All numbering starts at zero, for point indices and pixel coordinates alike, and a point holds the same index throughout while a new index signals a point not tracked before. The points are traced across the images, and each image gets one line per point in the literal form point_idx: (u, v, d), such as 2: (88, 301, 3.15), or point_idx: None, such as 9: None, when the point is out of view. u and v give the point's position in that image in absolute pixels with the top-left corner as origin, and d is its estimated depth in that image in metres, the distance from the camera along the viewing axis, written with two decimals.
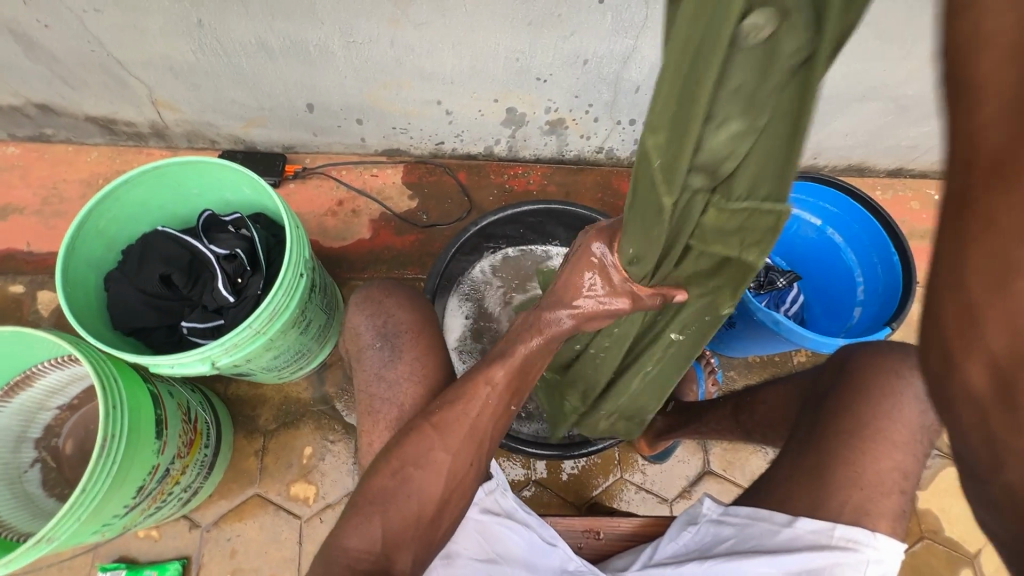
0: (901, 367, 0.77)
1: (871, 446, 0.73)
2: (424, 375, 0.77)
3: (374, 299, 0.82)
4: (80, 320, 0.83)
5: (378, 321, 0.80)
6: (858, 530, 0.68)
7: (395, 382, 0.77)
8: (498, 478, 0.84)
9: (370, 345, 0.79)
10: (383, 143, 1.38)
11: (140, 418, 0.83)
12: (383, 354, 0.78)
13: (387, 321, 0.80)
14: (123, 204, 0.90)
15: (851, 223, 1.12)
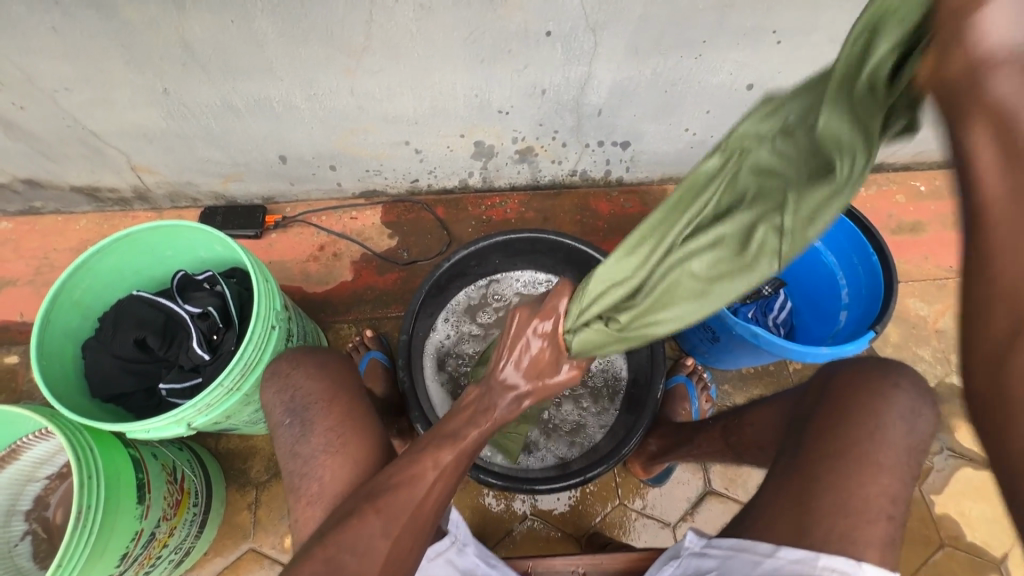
0: (880, 385, 0.75)
1: (862, 472, 0.69)
2: (354, 439, 0.75)
3: (282, 373, 0.80)
4: (57, 393, 0.84)
5: (285, 397, 0.78)
6: (844, 561, 0.63)
7: (309, 457, 0.73)
8: (453, 533, 0.81)
9: (279, 422, 0.76)
10: (359, 185, 1.41)
11: (119, 484, 0.84)
12: (293, 431, 0.75)
13: (294, 396, 0.77)
14: (96, 273, 0.92)
15: (827, 226, 1.11)
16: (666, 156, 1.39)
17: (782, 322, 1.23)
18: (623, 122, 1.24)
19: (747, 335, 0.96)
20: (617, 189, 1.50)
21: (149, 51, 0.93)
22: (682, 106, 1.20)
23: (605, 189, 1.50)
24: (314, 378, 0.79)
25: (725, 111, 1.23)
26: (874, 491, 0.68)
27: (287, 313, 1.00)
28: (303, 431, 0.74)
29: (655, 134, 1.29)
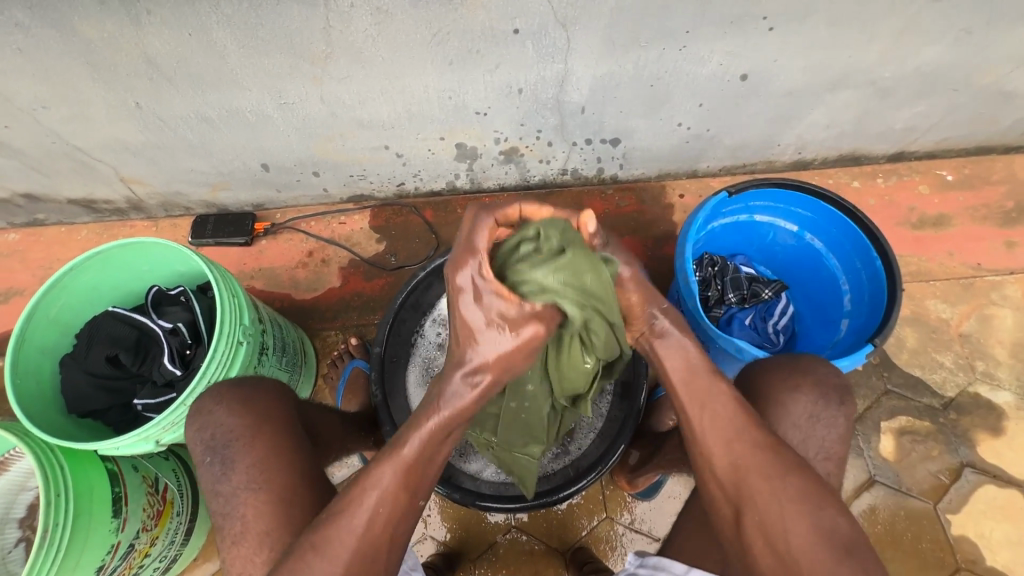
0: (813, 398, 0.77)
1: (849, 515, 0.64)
2: (294, 461, 0.72)
3: (205, 410, 0.75)
4: (32, 411, 0.86)
5: (206, 435, 0.73)
6: None
7: (231, 496, 0.69)
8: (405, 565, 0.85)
9: (200, 460, 0.72)
10: (345, 190, 1.39)
11: (92, 499, 0.85)
12: (215, 469, 0.71)
13: (214, 433, 0.73)
14: (71, 291, 0.93)
15: (828, 227, 1.03)
16: (660, 152, 1.31)
17: (783, 329, 1.15)
18: (609, 119, 1.17)
19: (731, 349, 0.91)
20: (612, 187, 1.44)
21: (115, 68, 0.93)
22: (671, 100, 1.13)
23: (599, 187, 1.44)
24: (235, 414, 0.74)
25: (719, 103, 1.15)
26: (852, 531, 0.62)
27: (259, 326, 1.00)
28: (223, 468, 0.70)
29: (646, 129, 1.22)
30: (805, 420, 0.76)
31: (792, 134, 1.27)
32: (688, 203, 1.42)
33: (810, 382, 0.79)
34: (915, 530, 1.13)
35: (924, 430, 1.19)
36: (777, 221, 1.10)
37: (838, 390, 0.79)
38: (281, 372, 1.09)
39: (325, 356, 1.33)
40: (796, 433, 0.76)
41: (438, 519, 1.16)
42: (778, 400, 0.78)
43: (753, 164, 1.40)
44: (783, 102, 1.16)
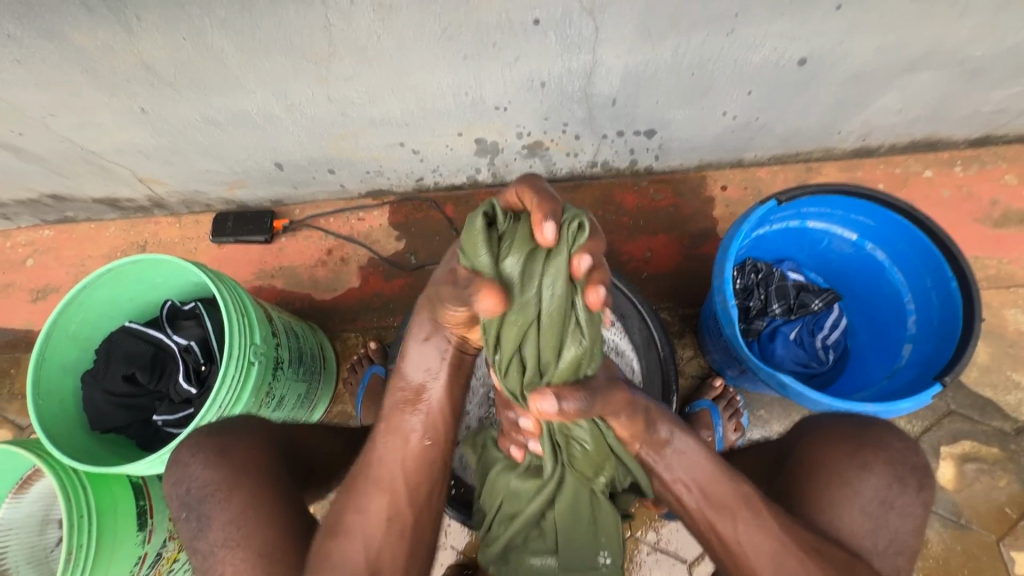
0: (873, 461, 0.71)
1: None
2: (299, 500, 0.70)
3: (181, 462, 0.74)
4: (54, 430, 0.87)
5: (202, 468, 0.73)
6: None
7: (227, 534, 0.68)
8: None
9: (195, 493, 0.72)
10: (362, 186, 1.33)
11: (117, 515, 0.87)
12: (190, 525, 0.72)
13: (189, 487, 0.73)
14: (88, 307, 0.92)
15: (895, 238, 0.91)
16: (701, 142, 1.18)
17: (832, 344, 1.04)
18: (643, 109, 1.05)
19: (774, 383, 0.82)
20: (646, 178, 1.32)
21: (115, 74, 0.89)
22: (715, 88, 0.99)
23: (632, 179, 1.32)
24: (212, 467, 0.73)
25: (771, 91, 1.01)
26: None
27: (273, 341, 0.98)
28: (199, 525, 0.71)
29: (685, 120, 1.10)
30: (887, 508, 0.69)
31: (856, 120, 1.12)
32: (730, 196, 1.29)
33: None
34: (972, 566, 1.03)
35: (990, 458, 1.08)
36: (833, 228, 0.97)
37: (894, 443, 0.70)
38: (299, 382, 1.08)
39: (344, 358, 1.31)
40: (861, 515, 0.69)
41: (458, 528, 1.15)
42: (843, 473, 0.71)
43: (808, 153, 1.25)
44: (848, 86, 1.00)
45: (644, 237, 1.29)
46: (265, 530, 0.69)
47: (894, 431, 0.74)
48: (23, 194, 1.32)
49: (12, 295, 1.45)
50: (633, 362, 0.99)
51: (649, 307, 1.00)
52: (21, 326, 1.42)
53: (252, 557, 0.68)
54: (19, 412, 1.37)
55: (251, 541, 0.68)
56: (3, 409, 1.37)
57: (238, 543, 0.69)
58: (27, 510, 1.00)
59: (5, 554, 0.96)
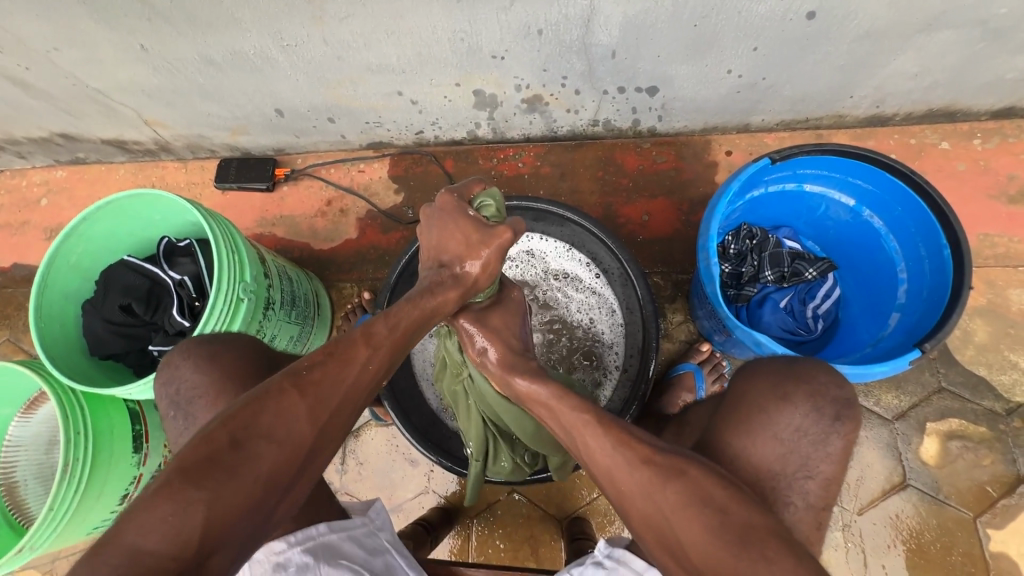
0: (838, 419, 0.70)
1: None
2: None
3: (172, 364, 0.79)
4: (54, 353, 0.92)
5: (182, 391, 0.77)
6: None
7: None
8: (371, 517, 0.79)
9: (180, 414, 0.76)
10: (363, 137, 1.33)
11: (114, 435, 0.92)
12: (178, 423, 0.75)
13: (179, 388, 0.77)
14: (88, 239, 0.96)
15: (892, 204, 0.88)
16: (705, 103, 1.15)
17: (823, 313, 1.02)
18: (644, 64, 1.03)
19: (750, 342, 0.82)
20: (649, 140, 1.29)
21: (113, 8, 0.90)
22: (719, 42, 0.96)
23: (635, 140, 1.30)
24: (201, 370, 0.77)
25: (778, 47, 0.97)
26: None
27: (265, 282, 1.01)
28: (187, 422, 0.75)
29: (688, 77, 1.06)
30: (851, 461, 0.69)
31: (868, 83, 1.07)
32: (734, 161, 1.26)
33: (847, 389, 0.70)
34: (946, 541, 1.04)
35: (976, 437, 1.07)
36: (831, 193, 0.95)
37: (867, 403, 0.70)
38: (290, 325, 1.11)
39: (339, 308, 1.34)
40: (783, 446, 0.67)
41: (440, 474, 1.19)
42: None
43: (818, 119, 1.21)
44: (860, 46, 0.96)
45: (642, 200, 1.28)
46: None
47: None
48: (35, 133, 1.35)
49: (28, 233, 1.50)
50: (621, 313, 1.03)
51: (639, 270, 0.97)
52: (36, 262, 1.48)
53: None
54: (34, 343, 1.43)
55: None
56: (19, 339, 1.44)
57: None
58: (35, 429, 1.05)
59: (14, 468, 1.03)
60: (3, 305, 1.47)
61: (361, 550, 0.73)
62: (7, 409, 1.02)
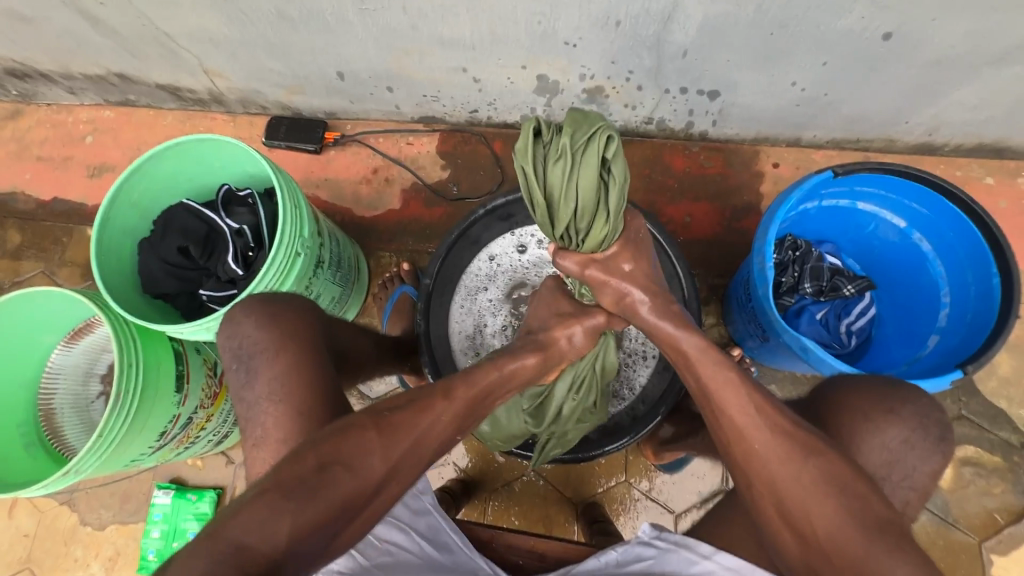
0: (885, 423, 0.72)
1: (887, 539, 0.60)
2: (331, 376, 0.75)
3: (252, 311, 0.81)
4: (109, 286, 0.94)
5: (249, 334, 0.79)
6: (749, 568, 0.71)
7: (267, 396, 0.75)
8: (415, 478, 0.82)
9: (244, 357, 0.79)
10: (417, 110, 1.34)
11: (159, 372, 0.94)
12: (240, 376, 0.77)
13: (240, 343, 0.79)
14: (151, 177, 0.97)
15: (944, 229, 0.91)
16: (762, 112, 1.17)
17: (857, 330, 1.04)
18: (712, 67, 1.04)
19: (795, 346, 0.84)
20: (698, 144, 1.31)
21: None
22: (792, 53, 0.97)
23: (684, 142, 1.31)
24: (277, 319, 0.79)
25: (849, 64, 0.98)
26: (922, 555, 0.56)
27: (319, 240, 1.02)
28: (260, 372, 0.76)
29: (752, 84, 1.08)
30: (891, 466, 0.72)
31: (926, 110, 1.09)
32: (781, 174, 1.28)
33: (909, 408, 0.74)
34: (951, 562, 1.07)
35: (990, 465, 1.10)
36: (883, 213, 0.97)
37: (910, 410, 0.74)
38: (335, 286, 1.12)
39: (376, 276, 1.37)
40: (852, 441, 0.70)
41: (462, 447, 1.21)
42: (856, 429, 0.73)
43: (869, 140, 1.22)
44: (926, 72, 0.98)
45: (687, 202, 1.29)
46: (313, 392, 0.74)
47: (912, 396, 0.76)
48: (91, 69, 1.36)
49: (70, 168, 1.51)
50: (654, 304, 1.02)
51: (683, 262, 1.00)
52: (75, 199, 1.49)
53: (299, 411, 0.73)
54: (68, 279, 1.45)
55: (302, 395, 0.74)
56: (53, 273, 1.46)
57: (288, 397, 0.74)
58: (74, 360, 1.07)
59: (52, 396, 1.04)
60: (41, 238, 1.48)
61: (406, 510, 0.79)
62: (51, 337, 1.02)
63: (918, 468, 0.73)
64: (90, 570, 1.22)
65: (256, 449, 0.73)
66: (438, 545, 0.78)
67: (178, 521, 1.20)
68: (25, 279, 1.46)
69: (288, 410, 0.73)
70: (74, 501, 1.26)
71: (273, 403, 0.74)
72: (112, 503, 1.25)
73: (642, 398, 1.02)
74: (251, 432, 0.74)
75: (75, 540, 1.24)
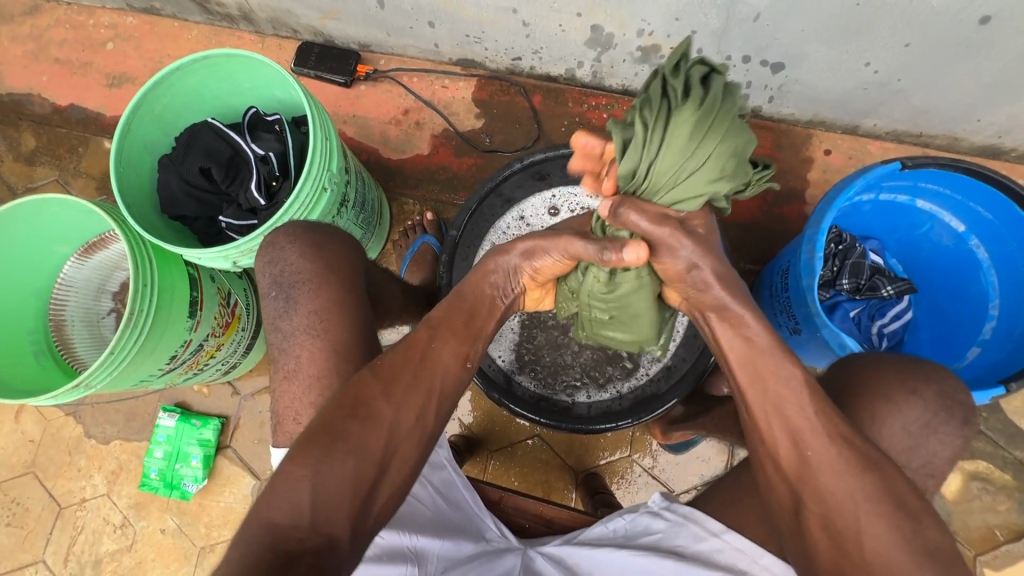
0: (922, 433, 0.70)
1: None
2: (349, 321, 0.73)
3: (277, 245, 0.78)
4: (127, 200, 0.90)
5: (275, 267, 0.76)
6: (750, 546, 0.69)
7: (289, 333, 0.73)
8: None
9: (268, 291, 0.76)
10: (456, 51, 1.26)
11: (172, 295, 0.91)
12: (278, 303, 0.75)
13: (283, 269, 0.76)
14: (176, 91, 0.92)
15: (1006, 239, 0.86)
16: (826, 93, 1.09)
17: (889, 333, 1.00)
18: (783, 37, 0.96)
19: (833, 343, 0.81)
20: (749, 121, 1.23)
21: None
22: (876, 28, 0.89)
23: None
24: (306, 256, 0.76)
25: (934, 48, 0.91)
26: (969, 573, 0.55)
27: (345, 177, 0.98)
28: (287, 304, 0.74)
29: (822, 60, 1.00)
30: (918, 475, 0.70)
31: (1004, 108, 1.02)
32: (831, 162, 1.21)
33: (945, 401, 0.71)
34: None
35: (998, 482, 1.08)
36: (942, 214, 0.92)
37: (967, 429, 0.71)
38: (357, 227, 1.08)
39: (397, 223, 1.33)
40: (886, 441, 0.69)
41: (469, 405, 1.21)
42: (895, 432, 0.69)
43: (932, 136, 1.15)
44: (1015, 67, 0.91)
45: None
46: (336, 332, 0.72)
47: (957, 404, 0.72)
48: None
49: (88, 75, 1.44)
50: None
51: (724, 245, 0.95)
52: (93, 108, 1.43)
53: (324, 350, 0.71)
54: (81, 190, 1.41)
55: (326, 334, 0.71)
56: (67, 183, 1.41)
57: (306, 336, 0.72)
58: (88, 273, 1.05)
59: (63, 307, 1.03)
60: (55, 145, 1.43)
61: (424, 461, 0.78)
62: (65, 248, 1.00)
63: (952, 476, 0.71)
64: (92, 481, 1.24)
65: (285, 380, 0.71)
66: (449, 498, 0.78)
67: (181, 444, 1.21)
68: (38, 185, 1.42)
69: (311, 348, 0.71)
70: (80, 414, 1.26)
71: (298, 339, 0.72)
72: (117, 420, 1.26)
73: (665, 372, 0.99)
74: (285, 362, 0.73)
75: (79, 451, 1.25)
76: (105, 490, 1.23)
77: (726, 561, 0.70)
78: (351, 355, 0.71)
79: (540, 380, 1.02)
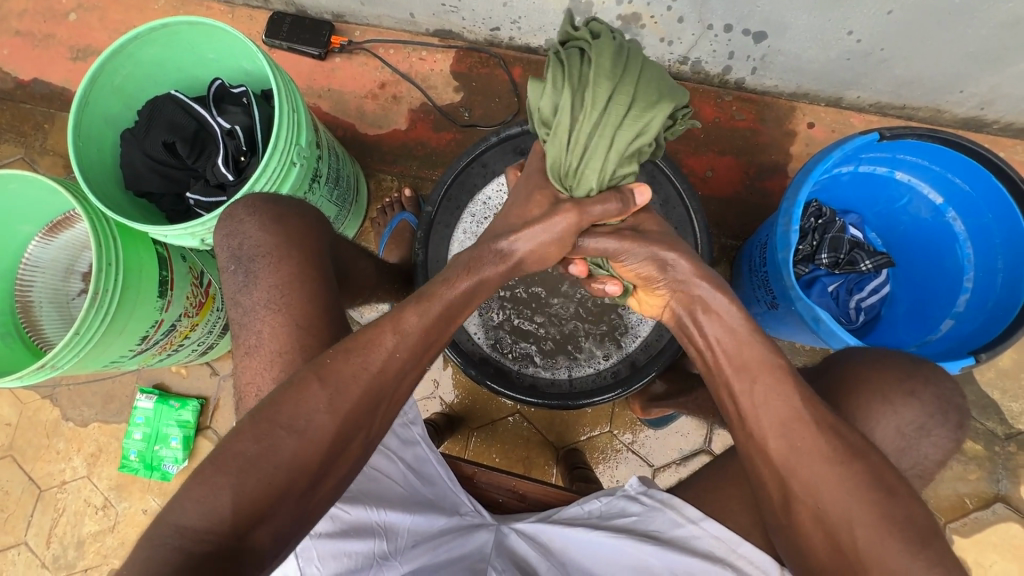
0: (890, 404, 0.70)
1: None
2: (313, 297, 0.71)
3: (237, 219, 0.75)
4: (87, 176, 0.87)
5: (235, 242, 0.74)
6: (729, 534, 0.70)
7: (252, 309, 0.71)
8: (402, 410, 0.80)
9: (228, 266, 0.74)
10: (433, 21, 1.22)
11: (139, 274, 0.89)
12: (238, 278, 0.73)
13: (242, 243, 0.74)
14: (135, 61, 0.89)
15: (982, 211, 0.86)
16: (810, 64, 1.07)
17: (866, 307, 1.00)
18: (764, 4, 0.94)
19: (807, 316, 0.81)
20: (732, 93, 1.21)
21: None
22: None
23: (718, 90, 1.21)
24: (267, 230, 0.74)
25: (915, 15, 0.89)
26: (930, 542, 0.55)
27: (317, 152, 0.95)
28: (247, 280, 0.72)
29: (804, 29, 0.98)
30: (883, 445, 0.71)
31: (986, 77, 1.00)
32: (814, 135, 1.19)
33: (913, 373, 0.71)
34: None
35: (970, 453, 1.10)
36: (920, 186, 0.92)
37: (934, 395, 0.71)
38: (331, 204, 1.06)
39: (376, 200, 1.30)
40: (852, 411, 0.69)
41: (449, 383, 1.20)
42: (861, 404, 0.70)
43: (915, 108, 1.14)
44: (999, 33, 0.89)
45: (710, 155, 1.22)
46: (300, 310, 0.70)
47: (928, 373, 0.72)
48: None
49: (52, 48, 1.39)
50: None
51: (702, 218, 0.94)
52: (57, 83, 1.38)
53: (287, 327, 0.69)
54: (49, 168, 1.37)
55: (290, 310, 0.70)
56: (34, 162, 1.37)
57: (270, 313, 0.70)
58: (53, 253, 1.02)
59: (29, 288, 1.00)
60: (19, 122, 1.38)
61: (395, 439, 0.77)
62: (28, 227, 0.98)
63: (922, 450, 0.72)
64: (72, 463, 1.23)
65: (249, 357, 0.70)
66: (422, 475, 0.78)
67: (160, 426, 1.21)
68: (4, 163, 1.37)
69: (275, 324, 0.69)
70: (56, 397, 1.25)
71: (260, 315, 0.70)
72: (94, 402, 1.24)
73: (644, 348, 0.99)
74: (247, 338, 0.71)
75: (57, 434, 1.24)
76: (85, 472, 1.22)
77: (703, 547, 0.71)
78: (318, 333, 0.70)
79: (523, 361, 1.02)
